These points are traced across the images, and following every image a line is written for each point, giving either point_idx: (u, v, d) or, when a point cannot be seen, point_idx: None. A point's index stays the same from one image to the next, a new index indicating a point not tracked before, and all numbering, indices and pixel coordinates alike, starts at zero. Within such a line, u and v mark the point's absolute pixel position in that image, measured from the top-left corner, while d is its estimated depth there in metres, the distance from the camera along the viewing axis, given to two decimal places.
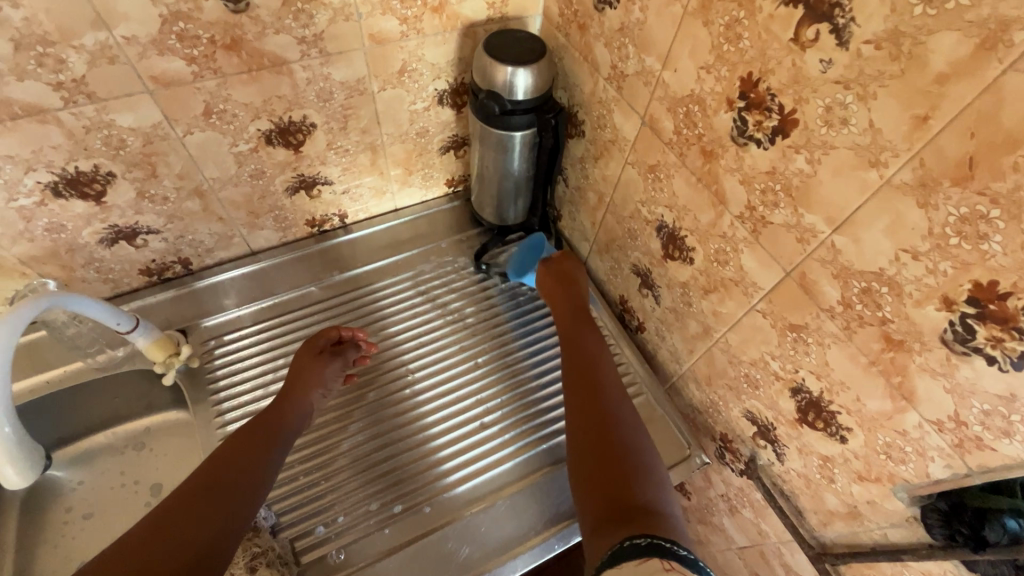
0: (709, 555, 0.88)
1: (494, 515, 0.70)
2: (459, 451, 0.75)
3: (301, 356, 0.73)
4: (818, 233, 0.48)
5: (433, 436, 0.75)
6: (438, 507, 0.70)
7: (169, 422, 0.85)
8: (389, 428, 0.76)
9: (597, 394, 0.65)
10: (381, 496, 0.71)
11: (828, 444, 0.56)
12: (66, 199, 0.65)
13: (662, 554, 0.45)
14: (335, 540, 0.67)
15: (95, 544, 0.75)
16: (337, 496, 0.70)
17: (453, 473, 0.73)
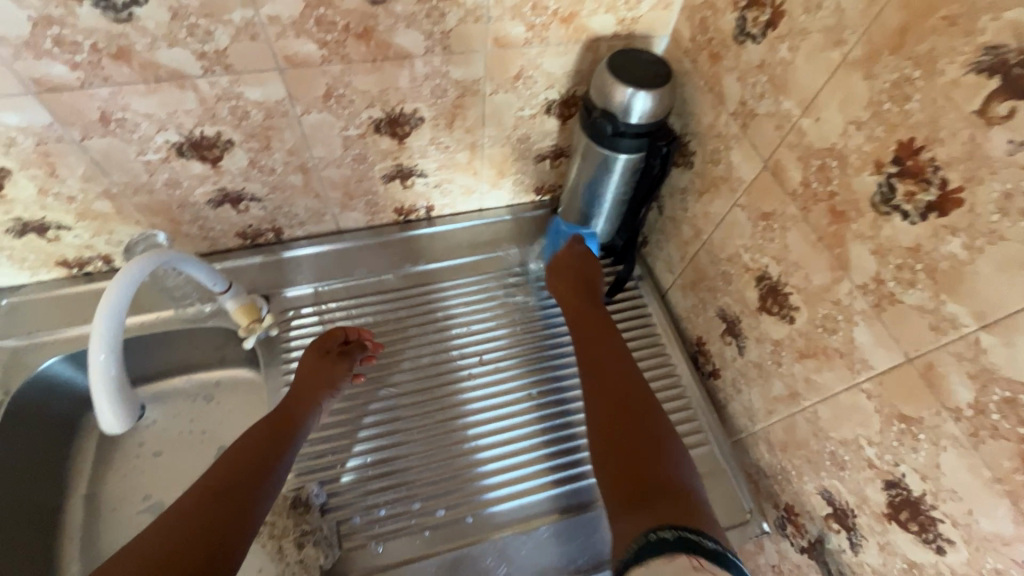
0: None
1: (535, 540, 0.69)
2: (498, 470, 0.73)
3: (308, 359, 0.74)
4: (960, 326, 0.43)
5: (473, 449, 0.75)
6: (472, 523, 0.69)
7: (238, 379, 0.89)
8: (431, 433, 0.75)
9: (608, 394, 0.65)
10: (417, 500, 0.70)
11: (919, 549, 0.51)
12: (186, 159, 0.68)
13: (690, 549, 0.44)
14: (375, 533, 0.68)
15: (159, 481, 0.80)
16: (381, 488, 0.71)
17: (490, 492, 0.72)
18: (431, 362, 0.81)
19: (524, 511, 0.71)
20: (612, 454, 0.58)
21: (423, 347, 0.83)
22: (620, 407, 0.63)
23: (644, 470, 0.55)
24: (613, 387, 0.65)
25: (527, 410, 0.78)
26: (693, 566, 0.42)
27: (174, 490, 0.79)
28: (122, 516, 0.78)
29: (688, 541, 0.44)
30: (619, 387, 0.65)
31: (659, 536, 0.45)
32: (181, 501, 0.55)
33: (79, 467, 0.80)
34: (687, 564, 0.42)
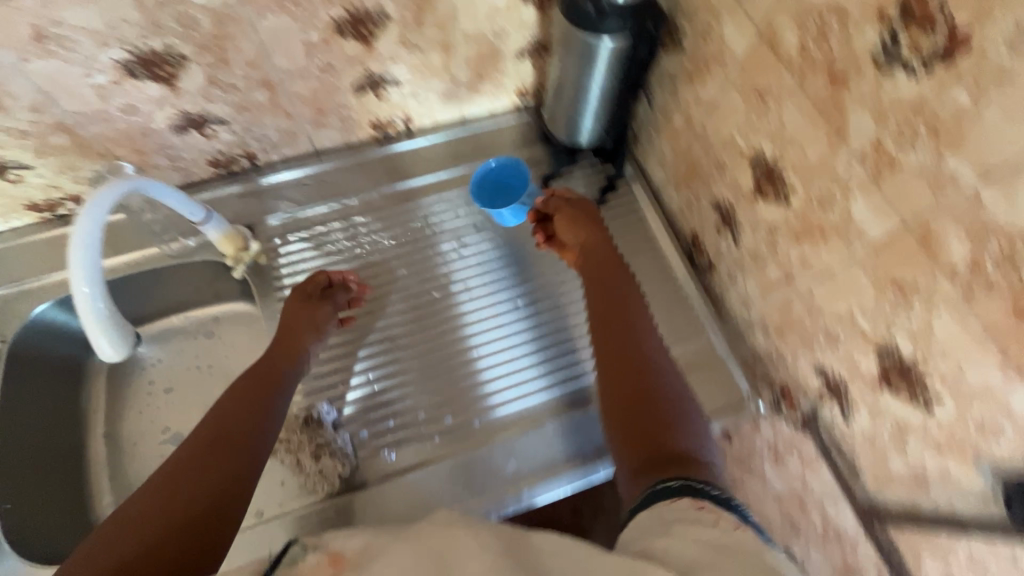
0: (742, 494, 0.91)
1: (541, 436, 0.71)
2: (495, 378, 0.75)
3: (291, 303, 0.74)
4: (960, 182, 0.42)
5: (468, 363, 0.76)
6: (475, 429, 0.72)
7: (236, 313, 0.89)
8: (427, 350, 0.76)
9: (622, 345, 0.63)
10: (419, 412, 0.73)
11: (908, 409, 0.53)
12: (139, 80, 0.63)
13: (695, 493, 0.45)
14: (387, 441, 0.71)
15: (174, 414, 0.82)
16: (387, 401, 0.73)
17: (490, 399, 0.74)
18: (422, 282, 0.81)
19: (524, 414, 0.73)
20: (619, 404, 0.59)
21: (410, 268, 0.82)
22: (626, 360, 0.62)
23: (656, 429, 0.55)
24: (629, 336, 0.64)
25: (520, 320, 0.79)
26: (698, 506, 0.44)
27: (189, 421, 0.82)
28: (142, 447, 0.80)
29: (691, 487, 0.46)
30: (633, 337, 0.64)
31: (664, 485, 0.47)
32: (176, 455, 0.54)
33: (93, 407, 0.81)
34: (693, 504, 0.44)
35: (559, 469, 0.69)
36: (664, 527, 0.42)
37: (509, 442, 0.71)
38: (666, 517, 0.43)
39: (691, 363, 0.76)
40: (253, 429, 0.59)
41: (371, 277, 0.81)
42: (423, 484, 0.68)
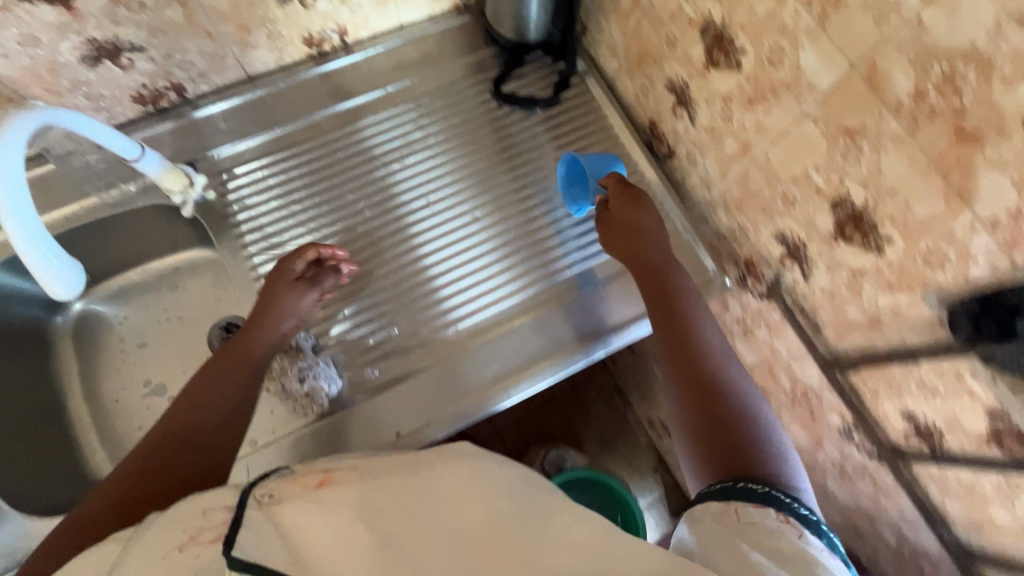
0: None
1: (519, 336, 0.73)
2: (465, 293, 0.75)
3: (274, 282, 0.68)
4: (903, 10, 0.41)
5: (436, 282, 0.76)
6: (449, 343, 0.73)
7: (197, 261, 0.86)
8: (393, 273, 0.76)
9: (686, 341, 0.62)
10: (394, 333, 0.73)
11: (862, 256, 0.56)
12: (31, 3, 0.57)
13: (777, 505, 0.46)
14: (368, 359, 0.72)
15: (151, 368, 0.82)
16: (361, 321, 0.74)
17: (461, 314, 0.74)
18: (379, 204, 0.79)
19: (497, 323, 0.74)
20: (688, 399, 0.58)
21: (364, 193, 0.79)
22: (692, 355, 0.60)
23: (727, 425, 0.55)
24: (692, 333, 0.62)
25: (483, 233, 0.78)
26: (780, 518, 0.44)
27: (170, 372, 0.81)
28: (126, 403, 0.80)
29: (775, 497, 0.46)
30: (698, 335, 0.62)
31: (745, 487, 0.48)
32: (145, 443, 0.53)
33: (66, 370, 0.81)
34: (776, 516, 0.45)
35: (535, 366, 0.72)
36: (737, 524, 0.44)
37: (485, 351, 0.72)
38: (744, 517, 0.45)
39: None
40: (232, 389, 0.59)
41: (329, 205, 0.79)
42: (406, 399, 0.69)
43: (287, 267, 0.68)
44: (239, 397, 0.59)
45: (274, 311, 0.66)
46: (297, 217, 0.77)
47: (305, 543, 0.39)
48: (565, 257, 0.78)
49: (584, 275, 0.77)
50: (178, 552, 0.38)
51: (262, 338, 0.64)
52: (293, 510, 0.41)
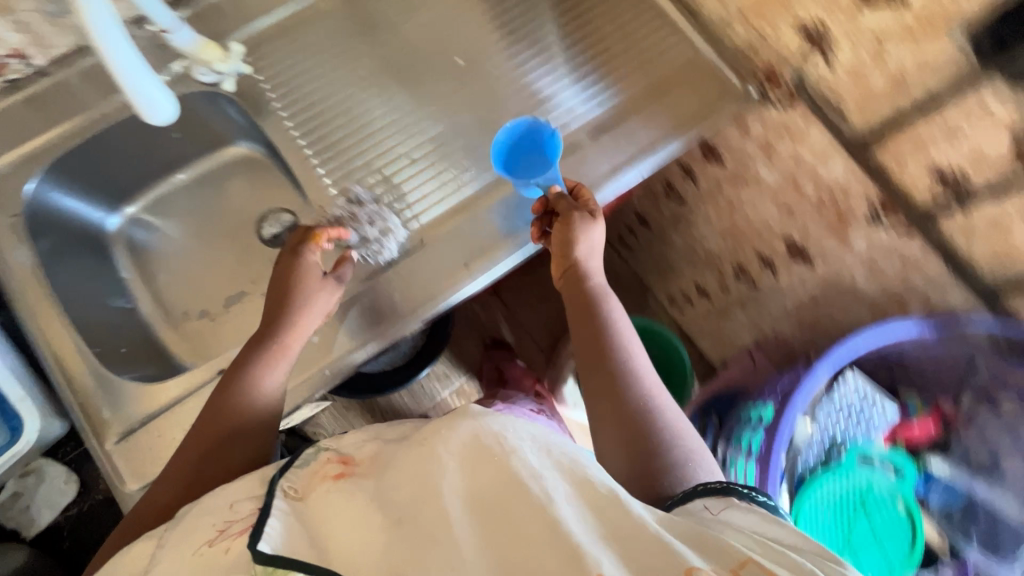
0: (742, 211, 1.03)
1: None
2: (462, 164, 0.76)
3: (304, 275, 0.68)
4: None
5: (426, 160, 0.77)
6: (461, 203, 0.74)
7: (236, 159, 0.88)
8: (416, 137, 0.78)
9: (613, 367, 0.65)
10: (423, 190, 0.75)
11: (885, 15, 0.60)
12: None
13: (739, 497, 0.51)
14: (410, 212, 0.74)
15: (210, 267, 0.85)
16: (398, 182, 0.76)
17: (460, 182, 0.75)
18: (393, 75, 0.81)
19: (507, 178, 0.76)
20: (618, 425, 0.62)
21: (373, 71, 0.81)
22: (616, 382, 0.64)
23: (656, 445, 0.59)
24: (617, 358, 0.66)
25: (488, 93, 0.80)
26: (746, 510, 0.49)
27: (228, 266, 0.85)
28: (192, 298, 0.83)
29: (736, 488, 0.52)
30: (623, 360, 0.66)
31: (705, 487, 0.53)
32: (173, 467, 0.61)
33: (127, 279, 0.83)
34: (741, 503, 0.50)
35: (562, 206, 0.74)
36: (715, 519, 0.49)
37: (474, 225, 0.73)
38: (712, 509, 0.50)
39: (673, 77, 0.80)
40: (250, 414, 0.64)
41: (345, 81, 0.80)
42: (419, 269, 0.71)
43: (305, 261, 0.69)
44: (255, 414, 0.64)
45: (296, 309, 0.66)
46: (319, 95, 0.79)
47: (324, 531, 0.46)
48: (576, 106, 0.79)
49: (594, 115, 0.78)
50: (211, 545, 0.46)
51: (294, 335, 0.66)
52: (321, 498, 0.50)
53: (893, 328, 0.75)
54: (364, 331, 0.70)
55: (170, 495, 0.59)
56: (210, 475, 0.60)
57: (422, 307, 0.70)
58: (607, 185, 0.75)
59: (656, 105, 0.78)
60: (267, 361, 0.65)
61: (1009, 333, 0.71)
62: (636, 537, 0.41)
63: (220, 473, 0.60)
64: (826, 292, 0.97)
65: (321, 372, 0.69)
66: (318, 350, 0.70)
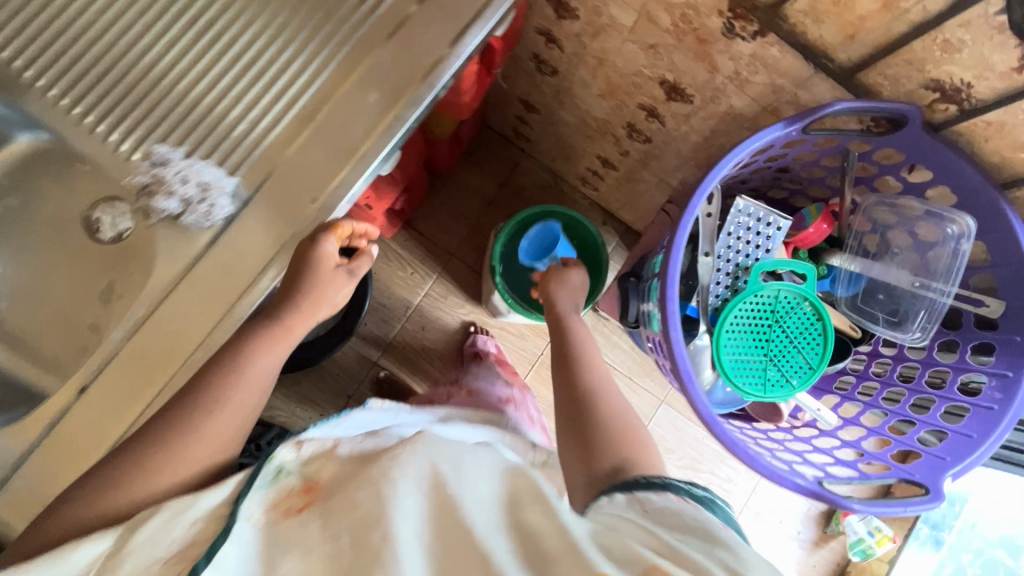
0: (610, 64, 0.97)
1: (361, 81, 0.67)
2: (262, 95, 0.68)
3: (322, 267, 0.67)
4: None
5: (227, 95, 0.68)
6: (281, 139, 0.67)
7: (21, 159, 0.76)
8: (204, 70, 0.68)
9: (577, 371, 0.74)
10: (230, 131, 0.67)
11: None
12: None
13: (674, 489, 0.53)
14: (231, 157, 0.67)
15: (40, 287, 0.76)
16: (203, 128, 0.68)
17: (269, 112, 0.67)
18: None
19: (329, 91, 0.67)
20: (571, 426, 0.68)
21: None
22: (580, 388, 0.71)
23: (604, 440, 0.64)
24: (584, 365, 0.74)
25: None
26: (679, 502, 0.51)
27: (64, 279, 0.76)
28: (44, 323, 0.75)
29: (673, 483, 0.54)
30: (591, 369, 0.74)
31: (646, 480, 0.55)
32: (84, 481, 0.57)
33: None
34: (673, 496, 0.52)
35: (403, 100, 0.66)
36: (647, 511, 0.51)
37: (308, 160, 0.67)
38: (648, 501, 0.52)
39: None
40: (182, 415, 0.59)
41: (104, 27, 0.69)
42: (262, 220, 0.67)
43: (322, 250, 0.66)
44: (181, 414, 0.59)
45: (311, 297, 0.69)
46: (81, 54, 0.69)
47: (279, 559, 0.48)
48: None
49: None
50: (166, 565, 0.49)
51: (301, 321, 0.69)
52: (282, 527, 0.53)
53: (760, 137, 0.68)
54: (227, 301, 0.65)
55: (73, 521, 0.54)
56: (123, 488, 0.55)
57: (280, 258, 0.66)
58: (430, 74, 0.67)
59: None
60: (192, 351, 0.64)
61: (868, 108, 0.66)
62: (564, 551, 0.43)
63: (133, 485, 0.56)
64: (713, 125, 0.95)
65: (188, 357, 0.64)
66: (181, 334, 0.65)
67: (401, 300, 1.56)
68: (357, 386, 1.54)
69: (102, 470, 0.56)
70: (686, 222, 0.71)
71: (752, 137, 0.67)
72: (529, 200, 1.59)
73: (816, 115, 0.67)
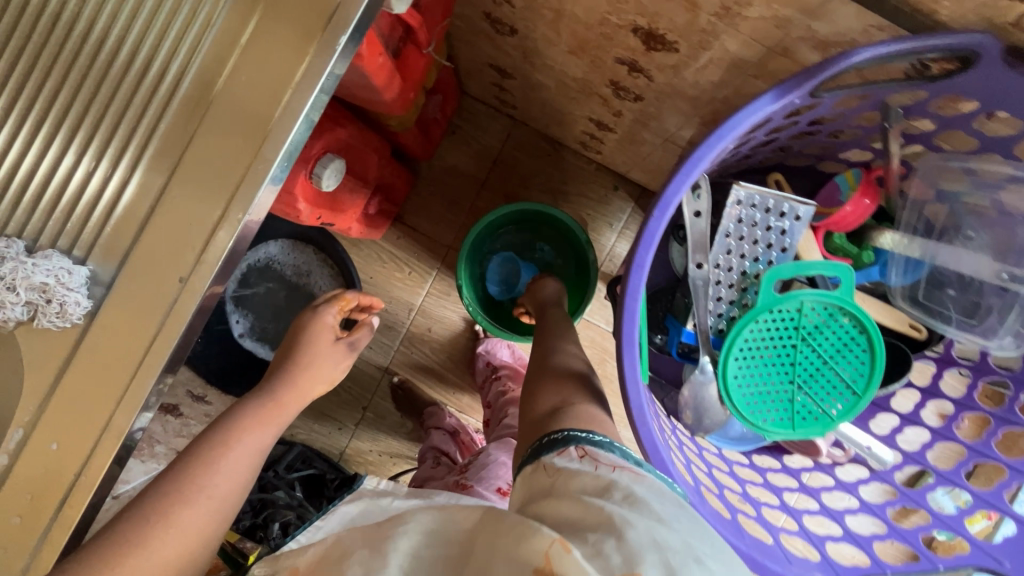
0: (572, 12, 0.76)
1: (216, 117, 0.54)
2: (98, 158, 0.53)
3: (319, 344, 0.79)
4: None
5: (53, 164, 0.53)
6: (128, 212, 0.54)
7: None
8: (16, 125, 0.53)
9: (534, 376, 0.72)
10: (63, 203, 0.54)
11: None
12: None
13: (575, 442, 0.53)
14: (80, 244, 0.54)
15: None
16: (35, 210, 0.54)
17: (105, 174, 0.53)
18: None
19: (180, 135, 0.54)
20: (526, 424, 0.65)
21: None
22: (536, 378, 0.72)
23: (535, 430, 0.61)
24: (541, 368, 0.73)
25: (79, 4, 0.53)
26: (579, 455, 0.51)
27: None
28: None
29: (573, 435, 0.54)
30: (548, 373, 0.71)
31: (549, 439, 0.55)
32: None
33: None
34: (575, 453, 0.52)
35: (267, 133, 0.54)
36: (549, 476, 0.51)
37: (168, 230, 0.54)
38: (550, 463, 0.52)
39: None
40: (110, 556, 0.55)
41: None
42: (134, 308, 0.54)
43: (325, 319, 0.82)
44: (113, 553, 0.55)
45: (308, 371, 0.77)
46: None
47: None
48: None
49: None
50: None
51: (301, 393, 0.75)
52: None
53: (748, 113, 0.52)
54: (103, 415, 0.54)
55: None
56: None
57: (155, 350, 0.54)
58: (297, 97, 0.53)
59: None
60: (79, 473, 0.54)
61: (906, 51, 0.46)
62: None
63: None
64: (708, 75, 0.72)
65: (76, 477, 0.54)
66: (63, 458, 0.54)
67: (403, 302, 1.45)
68: (372, 397, 1.47)
69: None
70: (645, 258, 0.55)
71: (734, 118, 0.50)
72: (526, 175, 1.40)
73: (828, 72, 0.49)
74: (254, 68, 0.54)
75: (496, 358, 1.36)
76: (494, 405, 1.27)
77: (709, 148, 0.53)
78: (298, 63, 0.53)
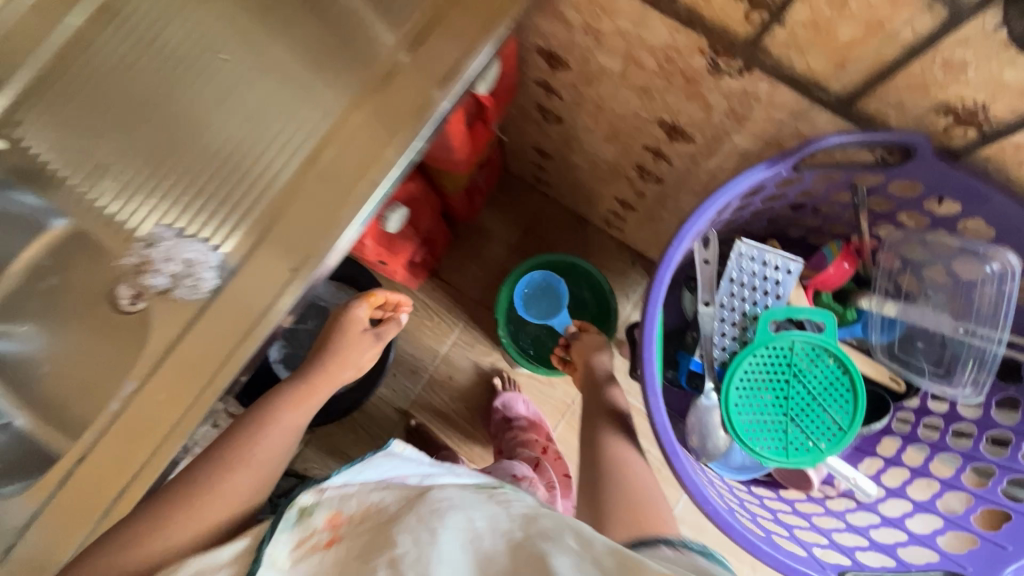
0: (609, 108, 0.95)
1: (338, 150, 0.70)
2: (248, 177, 0.74)
3: (348, 330, 0.87)
4: None
5: (216, 183, 0.75)
6: (238, 240, 0.71)
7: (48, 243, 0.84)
8: (196, 155, 0.76)
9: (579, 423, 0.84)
10: (215, 209, 0.74)
11: None
12: None
13: (669, 543, 0.62)
14: (217, 238, 0.72)
15: (65, 362, 0.83)
16: (195, 212, 0.74)
17: (250, 190, 0.73)
18: (162, 93, 0.79)
19: (305, 161, 0.72)
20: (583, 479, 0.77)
21: (147, 100, 0.79)
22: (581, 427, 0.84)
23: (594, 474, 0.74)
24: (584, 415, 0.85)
25: (256, 77, 0.77)
26: (673, 551, 0.60)
27: (84, 351, 0.82)
28: (71, 390, 0.82)
29: (668, 539, 0.63)
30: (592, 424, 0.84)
31: (644, 541, 0.64)
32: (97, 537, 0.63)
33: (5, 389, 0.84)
34: (668, 549, 0.61)
35: (372, 168, 0.68)
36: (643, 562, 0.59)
37: (285, 233, 0.69)
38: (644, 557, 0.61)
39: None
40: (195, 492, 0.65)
41: (122, 129, 0.79)
42: (249, 288, 0.68)
43: (355, 313, 0.88)
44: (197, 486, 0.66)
45: (339, 360, 0.85)
46: (101, 150, 0.79)
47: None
48: (355, 65, 0.73)
49: (371, 70, 0.73)
50: None
51: (333, 379, 0.83)
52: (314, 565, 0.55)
53: (746, 177, 0.67)
54: (207, 374, 0.65)
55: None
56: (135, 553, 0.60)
57: (260, 325, 0.66)
58: (399, 143, 0.67)
59: (437, 36, 0.70)
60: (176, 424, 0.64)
61: (864, 140, 0.62)
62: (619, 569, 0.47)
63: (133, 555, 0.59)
64: (719, 163, 0.89)
65: (173, 425, 0.64)
66: (166, 409, 0.64)
67: (428, 348, 1.56)
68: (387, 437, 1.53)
69: (106, 545, 0.61)
70: (664, 276, 0.68)
71: (734, 180, 0.65)
72: (553, 244, 1.57)
73: (805, 153, 0.65)
74: (370, 118, 0.71)
75: (512, 411, 1.42)
76: (506, 450, 1.33)
77: (714, 202, 0.67)
78: (404, 119, 0.69)
